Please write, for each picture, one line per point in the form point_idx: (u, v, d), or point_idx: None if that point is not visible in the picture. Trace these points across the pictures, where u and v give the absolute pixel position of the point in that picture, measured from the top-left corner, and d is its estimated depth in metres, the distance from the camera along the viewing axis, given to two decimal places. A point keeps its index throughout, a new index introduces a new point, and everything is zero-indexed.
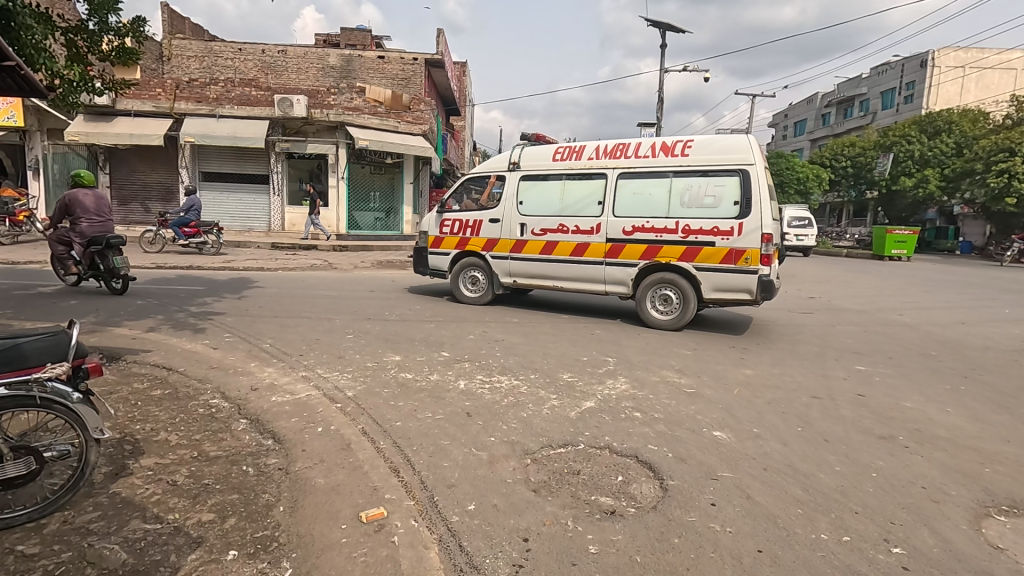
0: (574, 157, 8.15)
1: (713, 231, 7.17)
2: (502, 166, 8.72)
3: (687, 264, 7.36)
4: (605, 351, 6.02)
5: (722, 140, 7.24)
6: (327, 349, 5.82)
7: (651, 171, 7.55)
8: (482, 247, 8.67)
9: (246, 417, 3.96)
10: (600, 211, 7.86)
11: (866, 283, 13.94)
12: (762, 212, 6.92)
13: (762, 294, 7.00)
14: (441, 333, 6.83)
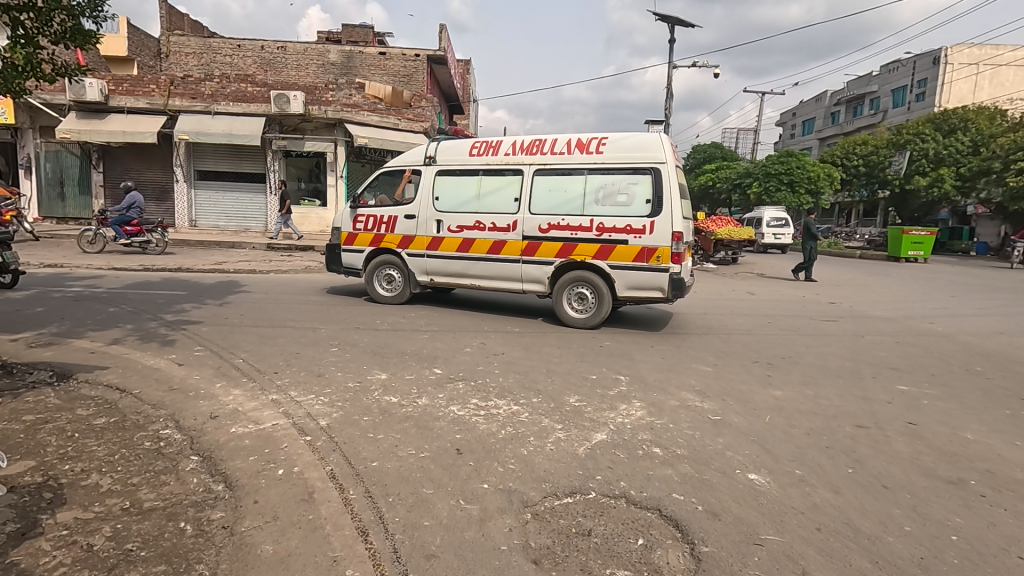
0: (491, 153, 7.77)
1: (626, 229, 6.98)
2: (417, 161, 8.25)
3: (601, 262, 7.15)
4: (614, 369, 5.42)
5: (636, 138, 7.08)
6: (306, 365, 5.24)
7: (566, 168, 7.30)
8: (398, 244, 8.26)
9: (198, 454, 3.37)
10: (516, 208, 7.55)
11: (887, 287, 13.26)
12: (674, 211, 6.78)
13: (674, 292, 6.86)
14: (435, 345, 6.24)
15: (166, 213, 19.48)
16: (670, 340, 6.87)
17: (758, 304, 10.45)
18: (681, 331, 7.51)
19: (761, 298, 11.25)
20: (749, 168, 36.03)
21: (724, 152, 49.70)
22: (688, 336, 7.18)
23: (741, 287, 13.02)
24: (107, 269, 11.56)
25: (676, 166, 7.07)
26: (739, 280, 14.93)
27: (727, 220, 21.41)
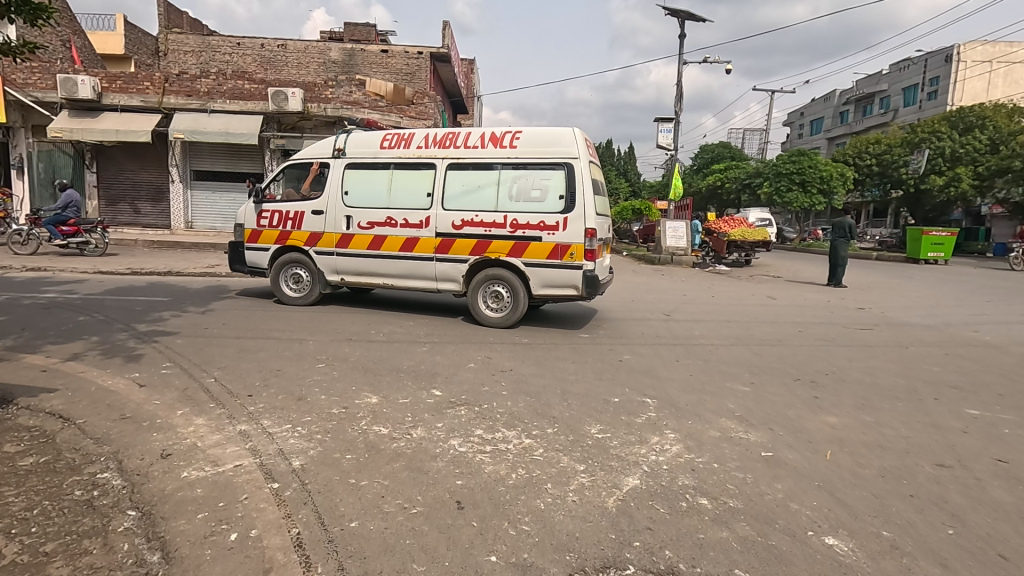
0: (402, 145, 7.29)
1: (540, 225, 6.67)
2: (325, 153, 7.68)
3: (515, 260, 6.82)
4: (639, 390, 4.74)
5: (549, 131, 6.77)
6: (287, 385, 4.59)
7: (479, 162, 6.91)
8: (305, 242, 7.68)
9: (136, 510, 2.70)
10: (428, 203, 7.11)
11: (914, 291, 12.53)
12: (587, 207, 6.53)
13: (586, 289, 6.60)
14: (435, 359, 5.58)
15: (161, 215, 18.89)
16: (696, 352, 6.20)
17: (782, 310, 9.77)
18: (706, 341, 6.84)
19: (783, 303, 10.55)
20: (759, 168, 35.27)
21: (733, 152, 48.87)
22: (714, 348, 6.51)
23: (759, 292, 12.33)
24: (91, 273, 10.94)
25: (590, 161, 6.81)
26: (756, 284, 14.22)
27: (740, 221, 20.73)
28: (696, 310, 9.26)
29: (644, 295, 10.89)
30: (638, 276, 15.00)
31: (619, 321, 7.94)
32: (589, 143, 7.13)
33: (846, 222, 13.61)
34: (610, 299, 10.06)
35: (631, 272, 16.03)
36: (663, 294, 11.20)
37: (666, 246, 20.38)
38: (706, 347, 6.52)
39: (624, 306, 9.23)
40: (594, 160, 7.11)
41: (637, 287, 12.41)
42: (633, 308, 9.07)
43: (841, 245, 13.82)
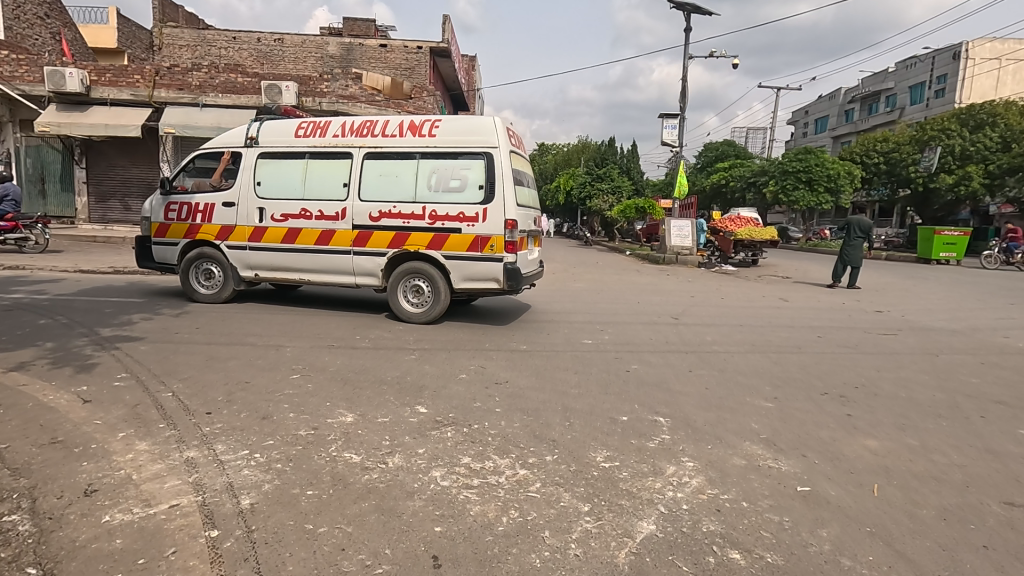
0: (318, 134, 6.95)
1: (459, 217, 6.51)
2: (236, 141, 7.27)
3: (435, 252, 6.63)
4: (650, 406, 4.22)
5: (469, 120, 6.59)
6: (254, 399, 4.08)
7: (398, 151, 6.67)
8: (216, 235, 7.24)
9: (36, 568, 2.18)
10: (345, 194, 6.82)
11: (931, 293, 11.97)
12: (506, 198, 6.39)
13: (508, 282, 6.46)
14: (423, 369, 5.07)
15: None
16: (708, 361, 5.68)
17: (794, 312, 9.24)
18: (719, 348, 6.31)
19: (794, 306, 10.02)
20: (765, 166, 34.69)
21: (738, 151, 48.30)
22: (728, 355, 6.01)
23: (769, 293, 11.79)
24: (71, 271, 10.45)
25: (511, 150, 6.69)
26: (764, 285, 13.68)
27: (748, 220, 20.19)
28: (705, 312, 8.75)
29: (648, 297, 10.37)
30: (642, 277, 14.47)
31: (623, 325, 7.45)
32: (512, 133, 7.02)
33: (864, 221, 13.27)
34: (612, 301, 9.52)
35: (635, 273, 15.52)
36: (668, 296, 10.68)
37: (670, 246, 19.84)
38: (720, 355, 6.02)
39: (627, 308, 8.72)
40: (516, 150, 7.01)
41: (641, 288, 11.91)
42: (637, 310, 8.58)
43: (856, 244, 13.44)
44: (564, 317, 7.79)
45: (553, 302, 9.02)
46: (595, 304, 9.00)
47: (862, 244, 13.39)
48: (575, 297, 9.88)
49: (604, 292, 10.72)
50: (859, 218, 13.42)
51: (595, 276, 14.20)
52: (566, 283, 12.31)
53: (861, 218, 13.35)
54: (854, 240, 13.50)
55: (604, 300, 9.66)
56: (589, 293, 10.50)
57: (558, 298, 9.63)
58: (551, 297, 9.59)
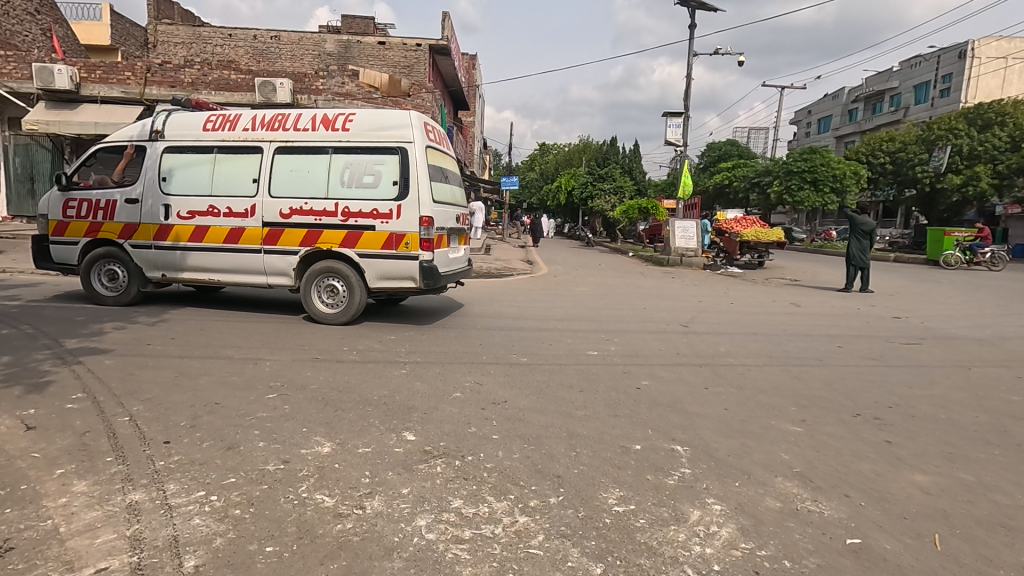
0: (228, 127, 6.73)
1: (372, 213, 6.34)
2: (141, 136, 7.01)
3: (349, 250, 6.45)
4: (665, 432, 3.77)
5: (383, 115, 6.44)
6: (222, 425, 3.63)
7: (310, 146, 6.47)
8: (119, 234, 6.95)
9: None
10: (254, 190, 6.59)
11: (949, 298, 11.49)
12: (420, 194, 6.25)
13: (426, 280, 6.31)
14: (414, 386, 4.62)
15: None
16: (724, 376, 5.23)
17: (808, 319, 8.78)
18: (735, 360, 5.86)
19: (807, 312, 9.56)
20: (769, 166, 34.21)
21: (741, 151, 47.81)
22: (746, 368, 5.56)
23: (780, 298, 11.33)
24: (52, 274, 10.04)
25: (428, 145, 6.55)
26: (773, 289, 13.23)
27: (755, 220, 19.72)
28: (715, 320, 8.30)
29: (654, 302, 9.93)
30: (646, 279, 14.04)
31: (630, 334, 7.01)
32: (431, 127, 6.89)
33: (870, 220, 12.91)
34: (617, 307, 9.08)
35: (639, 275, 15.07)
36: (675, 301, 10.23)
37: (675, 247, 19.38)
38: (736, 368, 5.57)
39: (633, 315, 8.28)
40: (435, 145, 6.88)
41: (646, 291, 11.47)
42: (644, 317, 8.13)
43: (862, 245, 13.05)
44: (562, 324, 7.39)
45: (555, 308, 8.58)
46: (600, 311, 8.55)
47: (867, 245, 13.01)
48: (577, 302, 9.44)
49: (608, 297, 10.28)
50: (866, 219, 13.05)
51: (598, 279, 13.75)
52: (568, 287, 11.86)
53: (867, 219, 12.99)
54: (861, 241, 13.10)
55: (608, 305, 9.22)
56: (592, 298, 10.06)
57: (560, 303, 9.19)
58: (553, 303, 9.16)
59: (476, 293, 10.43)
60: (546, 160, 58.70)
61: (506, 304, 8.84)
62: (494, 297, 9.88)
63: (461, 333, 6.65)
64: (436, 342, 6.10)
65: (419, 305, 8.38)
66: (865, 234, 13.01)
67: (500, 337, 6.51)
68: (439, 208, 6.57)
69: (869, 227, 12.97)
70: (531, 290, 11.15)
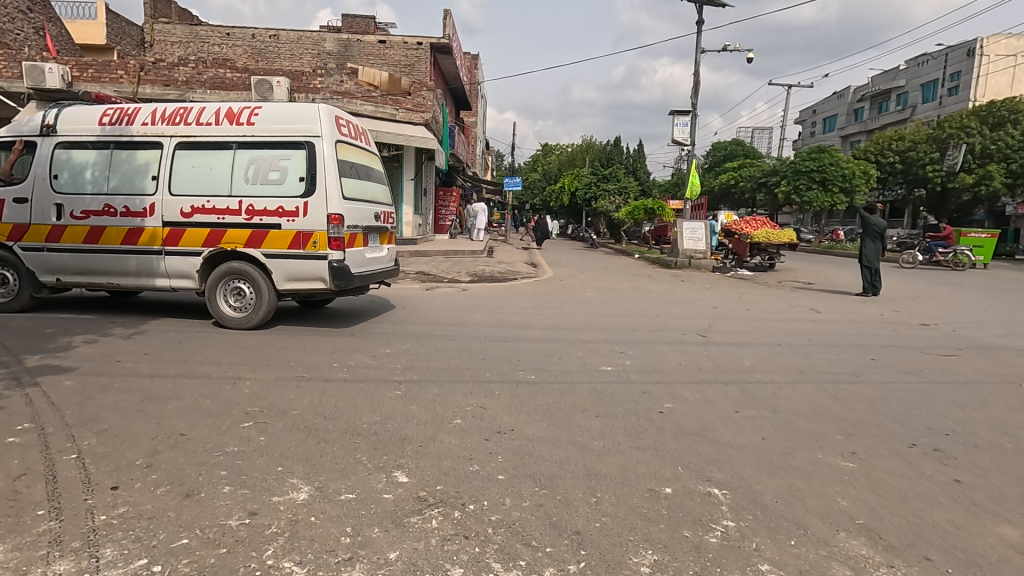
0: (125, 121, 6.44)
1: (278, 212, 6.07)
2: (33, 131, 6.70)
3: (255, 250, 6.16)
4: (697, 470, 3.27)
5: (290, 107, 6.17)
6: (184, 463, 3.13)
7: (213, 141, 6.19)
8: (10, 235, 6.64)
9: None
10: (154, 188, 6.31)
11: (975, 302, 10.95)
12: (327, 190, 5.99)
13: (335, 281, 6.05)
14: (410, 410, 4.13)
15: None
16: (753, 396, 4.72)
17: (831, 327, 8.25)
18: (762, 376, 5.35)
19: (827, 318, 9.03)
20: (776, 166, 33.64)
21: (746, 150, 47.23)
22: (775, 387, 5.05)
23: (797, 303, 10.79)
24: None
25: (339, 140, 6.30)
26: (787, 292, 12.70)
27: (765, 221, 19.17)
28: (733, 328, 7.79)
29: (664, 308, 9.42)
30: (654, 283, 13.52)
31: (645, 345, 6.50)
32: (346, 122, 6.63)
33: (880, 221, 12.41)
34: (627, 314, 8.57)
35: (647, 278, 14.55)
36: (687, 306, 9.72)
37: (683, 249, 18.84)
38: (765, 386, 5.05)
39: (645, 323, 7.76)
40: (351, 140, 6.63)
41: (655, 296, 10.97)
42: (657, 326, 7.62)
43: (872, 247, 12.55)
44: (571, 334, 6.86)
45: (561, 316, 8.08)
46: (610, 319, 8.05)
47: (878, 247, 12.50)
48: (584, 308, 8.95)
49: (616, 302, 9.78)
50: (877, 220, 12.56)
51: (605, 282, 13.22)
52: (573, 292, 11.34)
53: (877, 220, 12.50)
54: (872, 243, 12.60)
55: (617, 312, 8.71)
56: (599, 303, 9.55)
57: (566, 310, 8.69)
58: (558, 309, 8.66)
59: (477, 299, 9.94)
60: (549, 160, 58.13)
61: (509, 311, 8.35)
62: (497, 303, 9.38)
63: (462, 345, 6.15)
64: (435, 357, 5.61)
65: (416, 314, 7.89)
66: (876, 235, 12.52)
67: (504, 350, 6.03)
68: (351, 204, 6.29)
69: (879, 229, 12.48)
70: (536, 295, 10.65)
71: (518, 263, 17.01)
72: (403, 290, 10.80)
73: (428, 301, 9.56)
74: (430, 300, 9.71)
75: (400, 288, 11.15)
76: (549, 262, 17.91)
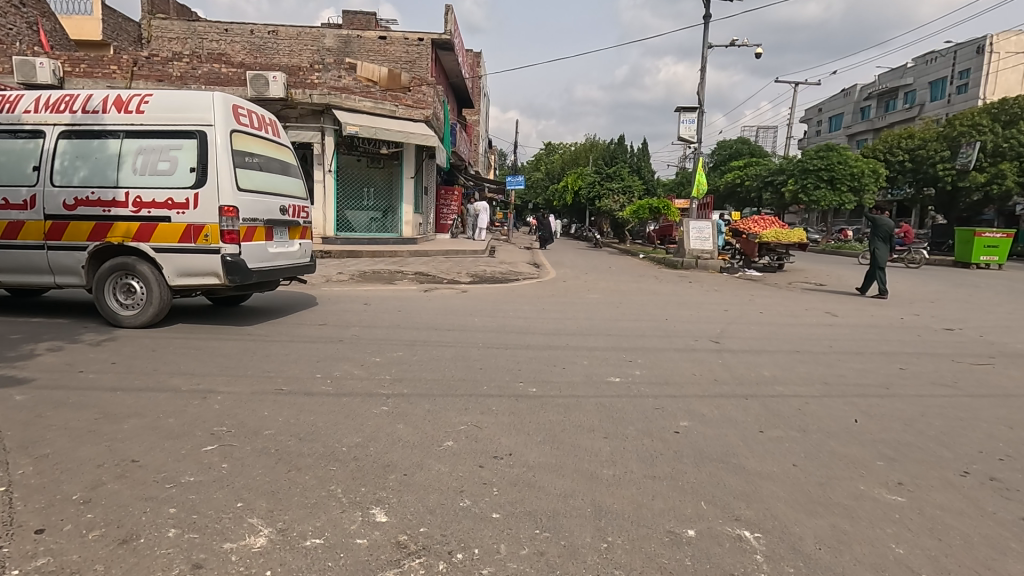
0: (8, 110, 6.26)
1: (167, 203, 5.87)
2: None
3: (142, 245, 5.91)
4: (724, 507, 2.82)
5: (182, 96, 6.01)
6: (128, 500, 2.69)
7: (98, 129, 6.01)
8: None
9: None
10: (37, 179, 6.08)
11: (998, 305, 10.43)
12: (219, 180, 5.81)
13: (230, 276, 5.84)
14: (397, 431, 3.69)
15: None
16: (778, 413, 4.25)
17: (851, 332, 7.77)
18: (784, 389, 4.89)
19: (845, 323, 8.55)
20: (783, 165, 33.14)
21: (752, 150, 46.63)
22: (802, 401, 4.58)
23: (812, 306, 10.29)
24: None
25: (235, 128, 6.13)
26: (799, 294, 12.21)
27: (773, 221, 18.66)
28: (747, 334, 7.32)
29: (673, 311, 8.96)
30: (660, 284, 13.05)
31: (657, 353, 6.05)
32: (247, 112, 6.47)
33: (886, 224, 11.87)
34: (635, 318, 8.11)
35: (653, 279, 14.06)
36: (697, 310, 9.25)
37: (689, 249, 18.33)
38: (791, 401, 4.59)
39: (655, 329, 7.30)
40: (252, 131, 6.47)
41: (663, 298, 10.52)
42: (667, 331, 7.17)
43: (880, 249, 12.04)
44: (574, 340, 6.42)
45: (564, 321, 7.64)
46: (618, 323, 7.60)
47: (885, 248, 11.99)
48: (589, 311, 8.49)
49: (622, 305, 9.32)
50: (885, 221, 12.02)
51: (610, 284, 12.75)
52: (577, 294, 10.87)
53: (885, 221, 11.97)
54: (880, 245, 12.08)
55: (624, 316, 8.26)
56: (603, 306, 9.08)
57: (570, 313, 8.24)
58: (561, 313, 8.21)
59: (477, 302, 9.50)
60: (552, 160, 57.63)
61: (510, 315, 7.91)
62: (497, 305, 8.93)
63: (459, 353, 5.71)
64: (430, 366, 5.19)
65: (412, 318, 7.46)
66: (883, 237, 12.02)
67: (504, 358, 5.61)
68: (249, 197, 6.09)
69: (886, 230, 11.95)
70: (538, 297, 10.18)
71: (520, 263, 16.53)
72: (400, 292, 10.37)
73: (426, 303, 9.13)
74: (427, 302, 9.28)
75: (397, 289, 10.72)
76: (552, 262, 17.44)
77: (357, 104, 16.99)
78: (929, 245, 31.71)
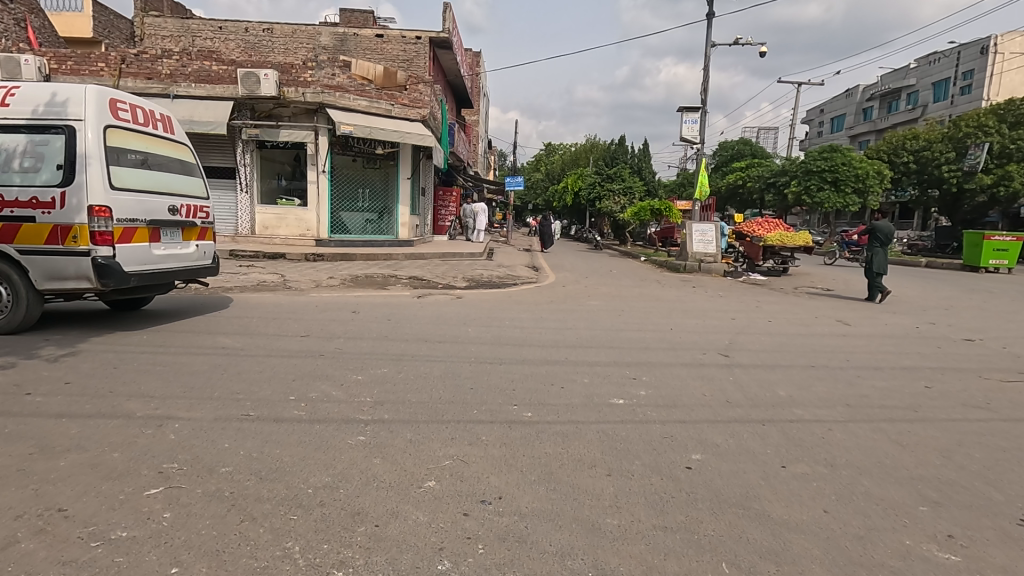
0: None
1: (32, 203, 5.53)
2: None
3: (6, 246, 5.55)
4: (749, 571, 2.39)
5: (53, 89, 5.73)
6: (42, 565, 2.26)
7: None
8: None
9: None
10: None
11: (1016, 313, 9.99)
12: (87, 177, 5.48)
13: (102, 280, 5.50)
14: (372, 467, 3.26)
15: None
16: (799, 443, 3.83)
17: (866, 343, 7.35)
18: (803, 412, 4.47)
19: (858, 332, 8.13)
20: (786, 166, 32.79)
21: (754, 151, 46.17)
22: (824, 427, 4.16)
23: (822, 313, 9.87)
24: None
25: (110, 124, 5.84)
26: (807, 300, 11.79)
27: (778, 223, 18.24)
28: (757, 346, 6.91)
29: (677, 319, 8.56)
30: (663, 289, 12.63)
31: (663, 368, 5.63)
32: (129, 107, 6.18)
33: (885, 228, 11.44)
34: (637, 327, 7.71)
35: (655, 284, 13.65)
36: (702, 318, 8.83)
37: (692, 252, 17.91)
38: (811, 426, 4.17)
39: (659, 340, 6.88)
40: (133, 127, 6.18)
41: (666, 304, 10.10)
42: (672, 343, 6.76)
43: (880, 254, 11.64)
44: (572, 355, 6.00)
45: (563, 331, 7.22)
46: (620, 334, 7.18)
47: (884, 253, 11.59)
48: (589, 320, 8.08)
49: (624, 313, 8.90)
50: (884, 226, 11.56)
51: (611, 288, 12.33)
52: (577, 299, 10.46)
53: (884, 226, 11.54)
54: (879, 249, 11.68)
55: (626, 325, 7.85)
56: (604, 314, 8.66)
57: (569, 322, 7.83)
58: (560, 322, 7.80)
59: (472, 309, 9.08)
60: (551, 160, 57.18)
61: (506, 324, 7.50)
62: (493, 313, 8.52)
63: (449, 369, 5.29)
64: (417, 385, 4.77)
65: (402, 327, 7.05)
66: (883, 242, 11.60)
67: (498, 375, 5.19)
68: (124, 196, 5.76)
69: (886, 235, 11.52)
70: (536, 303, 9.77)
71: (519, 266, 16.10)
72: (392, 298, 9.95)
73: (419, 310, 8.72)
74: (420, 309, 8.88)
75: (390, 295, 10.31)
76: (552, 265, 17.02)
77: (351, 103, 16.57)
78: (934, 248, 31.32)
